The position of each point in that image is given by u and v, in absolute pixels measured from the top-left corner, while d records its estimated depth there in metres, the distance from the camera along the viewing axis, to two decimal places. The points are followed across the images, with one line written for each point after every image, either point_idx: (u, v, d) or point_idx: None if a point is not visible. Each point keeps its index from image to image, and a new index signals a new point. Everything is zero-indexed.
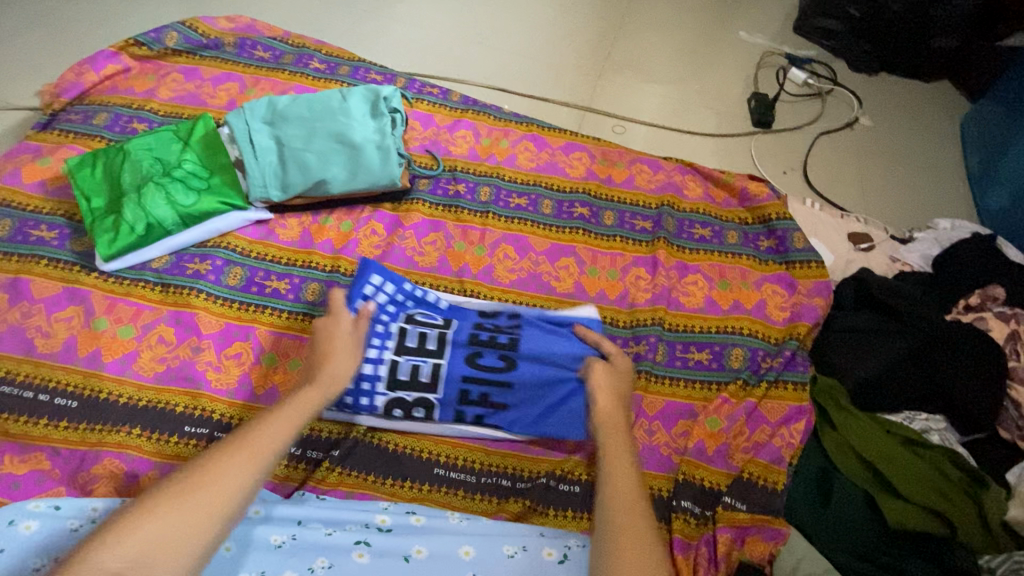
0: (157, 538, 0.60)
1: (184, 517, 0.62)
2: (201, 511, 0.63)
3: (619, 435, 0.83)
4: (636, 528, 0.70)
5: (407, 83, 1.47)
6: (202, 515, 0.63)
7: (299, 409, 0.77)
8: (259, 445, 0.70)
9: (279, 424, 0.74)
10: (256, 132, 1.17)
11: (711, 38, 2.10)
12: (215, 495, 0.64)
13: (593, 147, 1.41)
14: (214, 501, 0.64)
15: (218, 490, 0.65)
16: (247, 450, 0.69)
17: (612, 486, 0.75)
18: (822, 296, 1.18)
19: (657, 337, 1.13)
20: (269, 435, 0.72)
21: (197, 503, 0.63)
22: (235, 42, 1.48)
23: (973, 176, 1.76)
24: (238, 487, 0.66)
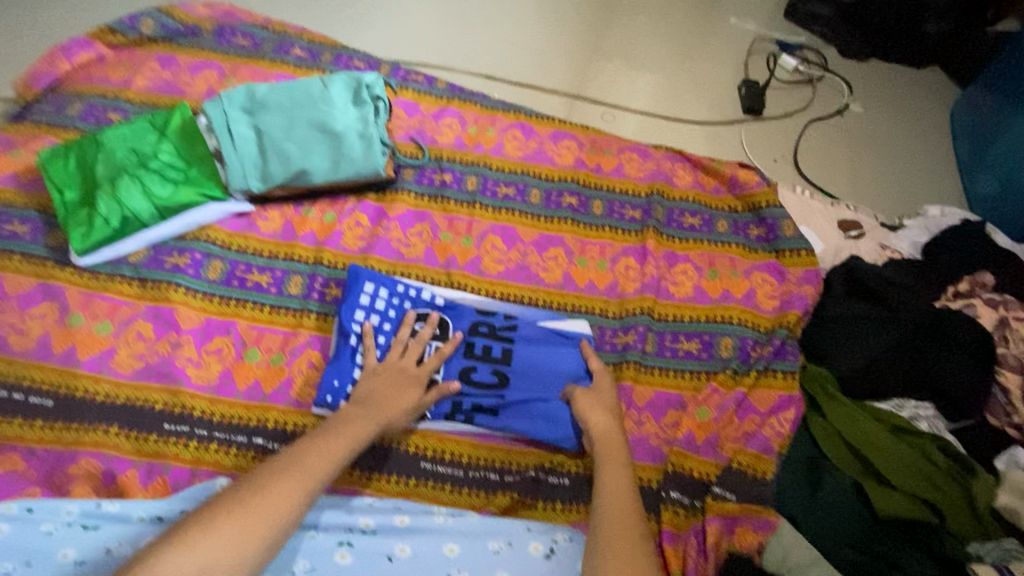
0: (211, 553, 0.62)
1: (235, 531, 0.64)
2: (251, 529, 0.65)
3: (612, 445, 0.87)
4: (633, 536, 0.74)
5: (392, 70, 1.44)
6: (254, 532, 0.65)
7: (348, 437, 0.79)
8: (310, 469, 0.73)
9: (329, 450, 0.76)
10: (234, 121, 1.13)
11: (701, 24, 2.07)
12: (265, 512, 0.67)
13: (581, 135, 1.39)
14: (265, 520, 0.66)
15: (270, 509, 0.67)
16: (301, 474, 0.72)
17: (610, 496, 0.79)
18: (812, 284, 1.17)
19: (646, 327, 1.12)
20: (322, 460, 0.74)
21: (251, 520, 0.66)
22: (214, 29, 1.44)
23: (963, 163, 1.76)
24: (287, 507, 0.68)
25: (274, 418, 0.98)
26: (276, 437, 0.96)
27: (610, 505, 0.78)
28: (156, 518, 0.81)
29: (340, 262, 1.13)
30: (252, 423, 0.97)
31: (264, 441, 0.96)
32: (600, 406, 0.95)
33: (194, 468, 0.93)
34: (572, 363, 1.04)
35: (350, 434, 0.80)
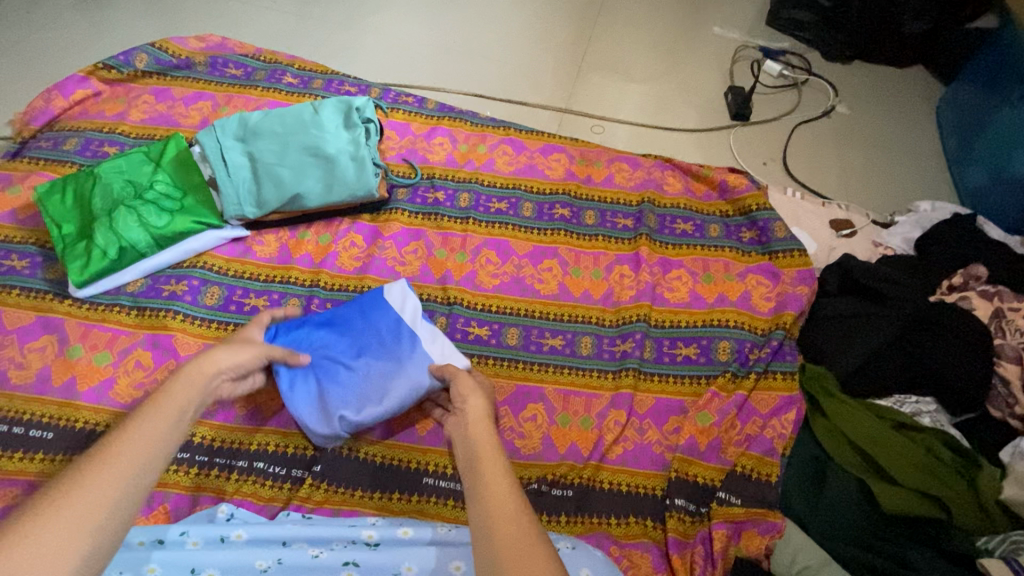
0: (67, 529, 0.53)
1: (81, 509, 0.55)
2: (112, 483, 0.57)
3: (480, 429, 0.75)
4: (500, 496, 0.63)
5: (382, 93, 1.47)
6: (115, 484, 0.58)
7: (189, 390, 0.70)
8: (150, 438, 0.63)
9: (164, 409, 0.66)
10: (228, 149, 1.15)
11: (686, 34, 2.11)
12: (124, 462, 0.59)
13: (571, 148, 1.41)
14: (101, 506, 0.56)
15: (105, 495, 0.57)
16: (162, 415, 0.65)
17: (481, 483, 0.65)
18: (806, 285, 1.17)
19: (643, 334, 1.12)
20: (172, 410, 0.67)
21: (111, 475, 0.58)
22: (206, 61, 1.47)
23: (952, 157, 1.77)
24: (149, 453, 0.62)
25: (274, 441, 0.97)
26: (276, 461, 0.96)
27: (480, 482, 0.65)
28: (158, 540, 0.79)
29: (339, 282, 1.15)
30: (253, 447, 0.96)
31: (266, 464, 0.95)
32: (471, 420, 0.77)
33: (195, 495, 0.92)
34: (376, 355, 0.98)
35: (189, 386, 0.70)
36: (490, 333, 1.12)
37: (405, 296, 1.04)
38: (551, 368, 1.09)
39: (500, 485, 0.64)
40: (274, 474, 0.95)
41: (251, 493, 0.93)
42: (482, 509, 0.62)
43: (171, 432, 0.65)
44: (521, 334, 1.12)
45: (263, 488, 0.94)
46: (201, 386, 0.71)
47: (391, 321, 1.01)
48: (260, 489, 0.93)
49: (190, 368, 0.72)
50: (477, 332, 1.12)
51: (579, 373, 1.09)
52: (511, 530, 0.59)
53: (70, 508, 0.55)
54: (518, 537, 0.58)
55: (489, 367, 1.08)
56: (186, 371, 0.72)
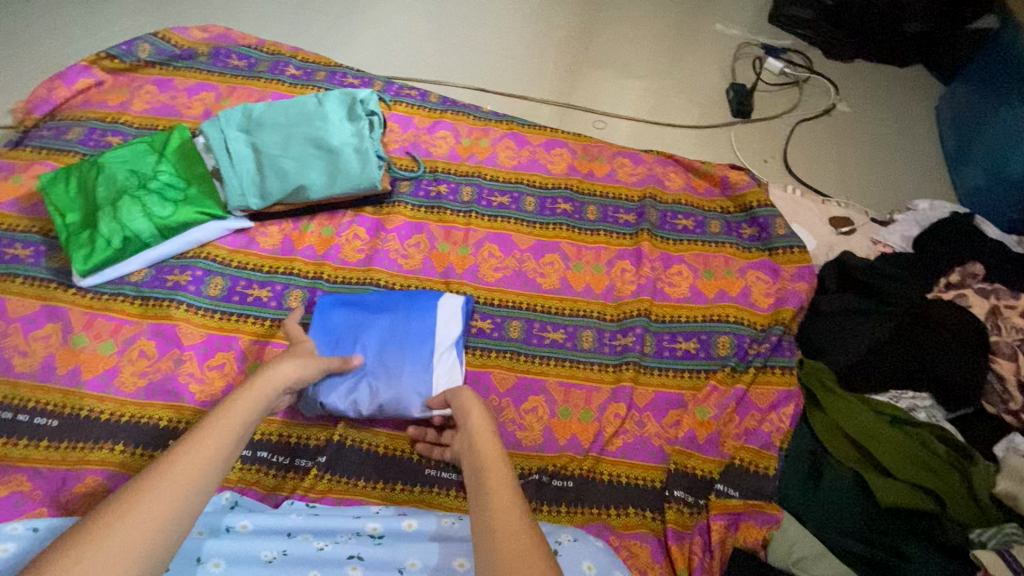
0: (138, 532, 0.59)
1: (148, 515, 0.60)
2: (175, 494, 0.63)
3: (484, 439, 0.78)
4: (504, 499, 0.67)
5: (385, 86, 1.47)
6: (179, 494, 0.63)
7: (252, 405, 0.76)
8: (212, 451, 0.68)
9: (234, 417, 0.73)
10: (232, 140, 1.15)
11: (687, 30, 2.12)
12: (189, 474, 0.65)
13: (573, 143, 1.42)
14: (174, 504, 0.62)
15: (170, 504, 0.62)
16: (222, 434, 0.71)
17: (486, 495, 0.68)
18: (805, 281, 1.19)
19: (643, 328, 1.13)
20: (228, 430, 0.72)
21: (177, 485, 0.64)
22: (209, 52, 1.47)
23: (950, 157, 1.79)
24: (209, 467, 0.67)
25: (277, 431, 0.98)
26: (280, 450, 0.97)
27: (485, 496, 0.68)
28: None
29: (342, 274, 1.16)
30: (256, 437, 0.97)
31: (269, 454, 0.96)
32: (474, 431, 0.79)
33: None
34: (390, 353, 0.99)
35: (252, 402, 0.77)
36: (492, 326, 1.13)
37: (447, 311, 1.04)
38: (552, 361, 1.10)
39: (503, 487, 0.69)
40: (277, 463, 0.96)
41: (255, 482, 0.94)
42: (484, 521, 0.64)
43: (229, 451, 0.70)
44: (523, 327, 1.13)
45: (266, 476, 0.94)
46: (261, 402, 0.77)
47: (421, 331, 1.02)
48: (264, 478, 0.94)
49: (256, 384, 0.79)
50: (480, 325, 1.13)
51: (579, 367, 1.10)
52: (514, 538, 0.61)
53: (139, 512, 0.60)
54: (519, 548, 0.60)
55: (491, 359, 1.09)
56: (250, 387, 0.78)
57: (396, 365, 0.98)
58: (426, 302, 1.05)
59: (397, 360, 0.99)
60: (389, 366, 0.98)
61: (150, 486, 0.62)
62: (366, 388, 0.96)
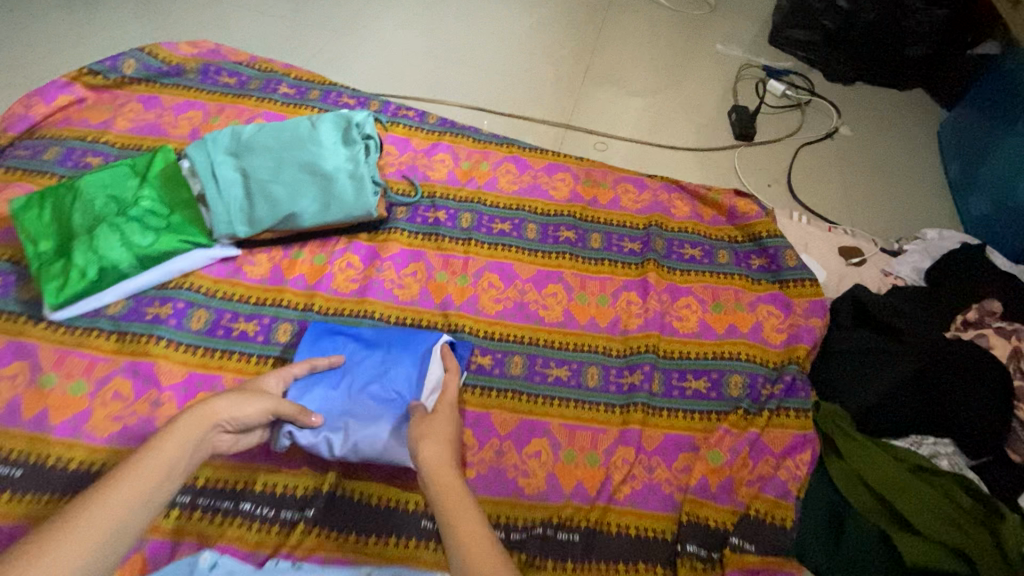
0: None
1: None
2: (75, 551, 0.56)
3: (448, 480, 0.69)
4: (483, 550, 0.60)
5: (382, 106, 1.42)
6: (78, 553, 0.56)
7: (181, 444, 0.69)
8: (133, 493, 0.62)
9: (156, 463, 0.66)
10: (219, 165, 1.09)
11: (688, 51, 2.09)
12: (94, 530, 0.58)
13: (576, 167, 1.38)
14: (71, 563, 0.56)
15: (61, 565, 0.55)
16: (139, 483, 0.64)
17: (456, 539, 0.61)
18: (819, 316, 1.14)
19: (651, 365, 1.08)
20: (147, 478, 0.64)
21: (75, 543, 0.57)
22: (198, 68, 1.42)
23: (954, 183, 1.76)
24: (116, 521, 0.60)
25: (261, 481, 0.91)
26: (265, 502, 0.90)
27: (455, 537, 0.62)
28: None
29: (334, 306, 1.09)
30: (240, 487, 0.90)
31: (253, 506, 0.89)
32: (444, 476, 0.70)
33: (176, 539, 0.86)
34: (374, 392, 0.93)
35: (186, 435, 0.70)
36: (493, 362, 1.07)
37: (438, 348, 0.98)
38: (556, 400, 1.04)
39: (478, 538, 0.62)
40: (262, 516, 0.89)
41: (237, 538, 0.87)
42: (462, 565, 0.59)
43: (147, 501, 0.63)
44: (525, 364, 1.08)
45: (249, 531, 0.87)
46: (190, 446, 0.70)
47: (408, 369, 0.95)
48: (247, 533, 0.87)
49: (189, 419, 0.72)
50: (480, 361, 1.07)
51: (585, 407, 1.04)
52: None
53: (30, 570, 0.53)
54: None
55: (492, 399, 1.03)
56: (183, 426, 0.71)
57: (378, 404, 0.92)
58: (415, 340, 0.99)
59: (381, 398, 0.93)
60: (370, 403, 0.92)
61: (47, 540, 0.56)
62: (349, 424, 0.90)
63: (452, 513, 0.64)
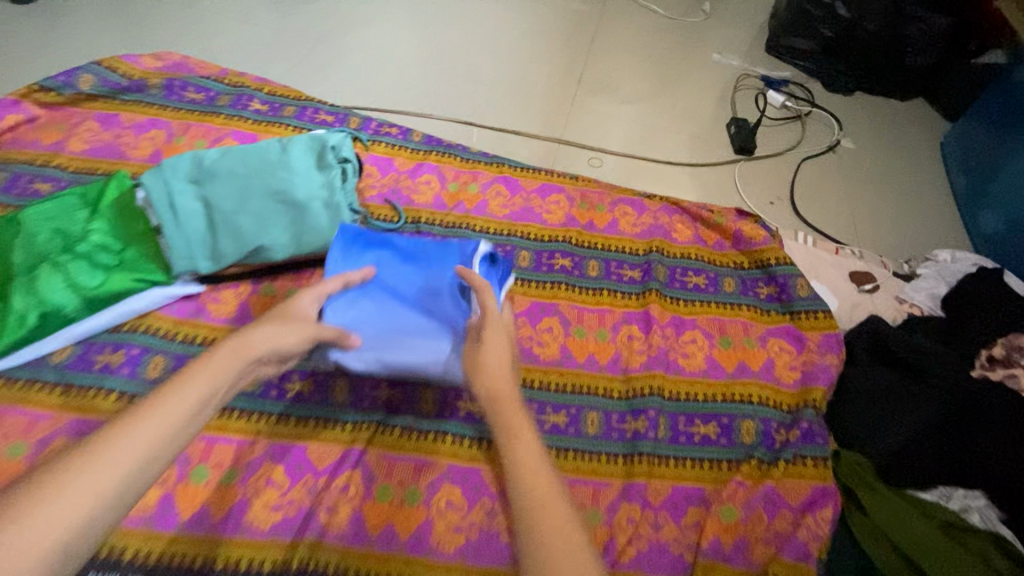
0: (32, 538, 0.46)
1: (44, 520, 0.47)
2: (90, 489, 0.50)
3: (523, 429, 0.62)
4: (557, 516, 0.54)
5: (362, 124, 1.33)
6: (91, 489, 0.50)
7: (216, 378, 0.61)
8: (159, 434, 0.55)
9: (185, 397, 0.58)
10: (178, 194, 0.98)
11: (684, 60, 2.02)
12: (109, 468, 0.51)
13: (570, 188, 1.29)
14: (84, 501, 0.49)
15: (72, 507, 0.49)
16: (163, 415, 0.56)
17: (528, 496, 0.55)
18: (835, 352, 1.06)
19: (657, 410, 1.00)
20: (171, 413, 0.57)
21: (89, 480, 0.50)
22: (162, 84, 1.31)
23: (961, 198, 1.70)
24: (135, 456, 0.53)
25: (221, 555, 0.81)
26: None
27: (526, 501, 0.55)
28: None
29: None
30: (196, 563, 0.80)
31: None
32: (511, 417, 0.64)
33: None
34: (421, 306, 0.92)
35: (222, 367, 0.63)
36: (483, 409, 0.97)
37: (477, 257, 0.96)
38: (553, 450, 0.95)
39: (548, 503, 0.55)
40: None
41: None
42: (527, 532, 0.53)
43: (174, 437, 0.56)
44: None
45: None
46: (225, 377, 0.62)
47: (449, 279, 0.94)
48: None
49: (226, 351, 0.64)
50: (468, 408, 0.97)
51: (585, 457, 0.95)
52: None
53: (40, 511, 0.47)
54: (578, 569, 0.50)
55: (483, 452, 0.93)
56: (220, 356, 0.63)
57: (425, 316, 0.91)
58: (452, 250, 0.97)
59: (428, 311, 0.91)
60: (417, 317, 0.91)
61: (62, 477, 0.50)
62: (399, 339, 0.88)
63: (523, 473, 0.57)
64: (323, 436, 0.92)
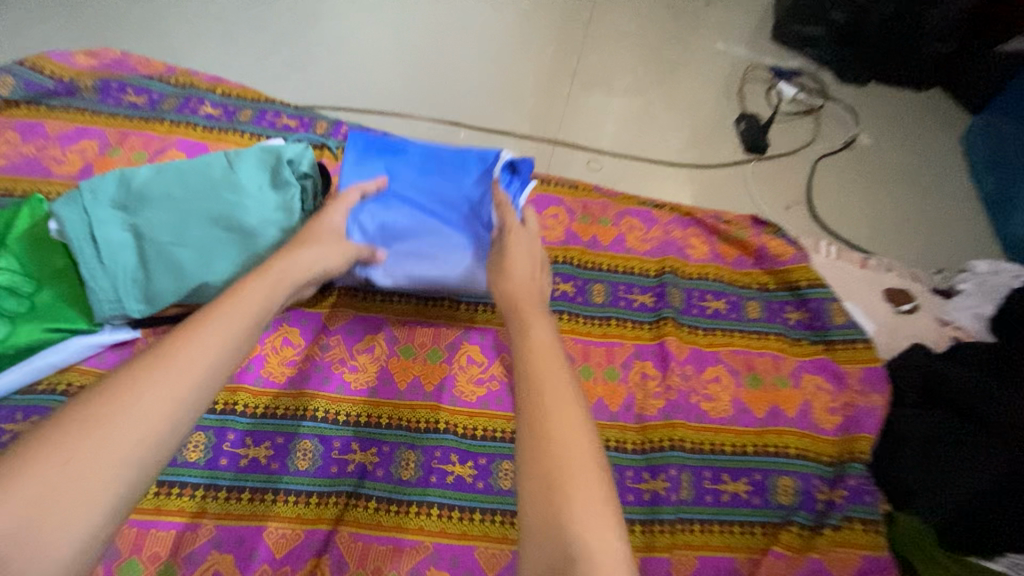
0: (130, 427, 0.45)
1: (140, 406, 0.46)
2: (185, 373, 0.49)
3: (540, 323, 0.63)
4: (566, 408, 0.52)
5: (331, 128, 1.16)
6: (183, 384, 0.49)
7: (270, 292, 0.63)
8: (156, 407, 0.47)
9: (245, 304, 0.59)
10: (101, 224, 0.82)
11: (687, 48, 1.85)
12: (201, 353, 0.51)
13: (570, 199, 1.14)
14: (182, 387, 0.49)
15: (169, 392, 0.48)
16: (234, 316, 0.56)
17: (538, 382, 0.54)
18: (877, 392, 0.93)
19: (679, 466, 0.85)
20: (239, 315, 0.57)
21: (181, 367, 0.50)
22: (95, 85, 1.13)
23: (991, 200, 1.56)
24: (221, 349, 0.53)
25: None
26: None
27: (537, 390, 0.53)
28: None
29: (265, 404, 0.84)
30: None
31: None
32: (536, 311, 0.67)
33: None
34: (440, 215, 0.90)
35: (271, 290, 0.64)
36: (475, 473, 0.83)
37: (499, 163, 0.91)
38: None
39: (563, 390, 0.53)
40: None
41: None
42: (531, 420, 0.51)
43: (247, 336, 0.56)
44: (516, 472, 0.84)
45: None
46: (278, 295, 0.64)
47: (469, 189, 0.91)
48: None
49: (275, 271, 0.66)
50: (458, 472, 0.83)
51: None
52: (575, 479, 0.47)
53: (133, 399, 0.46)
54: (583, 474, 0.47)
55: (475, 527, 0.80)
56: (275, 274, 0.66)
57: (446, 228, 0.90)
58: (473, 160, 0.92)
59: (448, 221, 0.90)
60: (436, 228, 0.90)
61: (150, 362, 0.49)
62: (420, 251, 0.89)
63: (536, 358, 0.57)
64: (284, 514, 0.77)
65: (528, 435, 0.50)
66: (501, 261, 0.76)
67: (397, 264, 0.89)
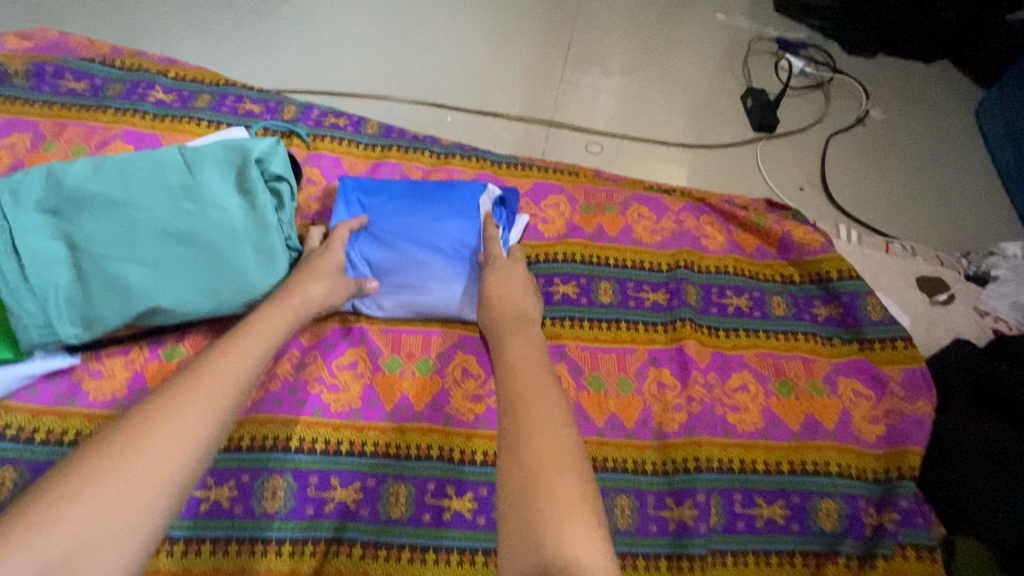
0: (159, 455, 0.44)
1: (166, 434, 0.46)
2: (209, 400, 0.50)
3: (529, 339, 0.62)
4: (546, 405, 0.49)
5: (300, 113, 1.03)
6: (206, 409, 0.49)
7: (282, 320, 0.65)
8: (183, 428, 0.47)
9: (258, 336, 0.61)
10: (26, 233, 0.70)
11: (689, 17, 1.71)
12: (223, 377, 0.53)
13: (571, 187, 1.02)
14: (205, 414, 0.49)
15: (192, 420, 0.48)
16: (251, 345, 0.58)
17: (516, 400, 0.50)
18: (924, 397, 0.83)
19: (707, 490, 0.76)
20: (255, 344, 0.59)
21: (207, 390, 0.51)
22: (25, 69, 0.98)
23: (1011, 177, 1.46)
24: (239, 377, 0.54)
25: None
26: None
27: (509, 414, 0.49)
28: None
29: (228, 435, 0.73)
30: None
31: None
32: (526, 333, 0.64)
33: None
34: (432, 243, 0.85)
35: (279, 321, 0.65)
36: (476, 507, 0.73)
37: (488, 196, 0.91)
38: None
39: (544, 400, 0.50)
40: None
41: None
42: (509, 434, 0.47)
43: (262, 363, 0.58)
44: None
45: None
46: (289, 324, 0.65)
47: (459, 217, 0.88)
48: None
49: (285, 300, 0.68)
50: (457, 507, 0.72)
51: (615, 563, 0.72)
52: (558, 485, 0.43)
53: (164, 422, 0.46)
54: (563, 477, 0.43)
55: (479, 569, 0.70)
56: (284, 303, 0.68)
57: (438, 257, 0.84)
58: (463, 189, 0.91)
59: (439, 249, 0.85)
60: (428, 257, 0.84)
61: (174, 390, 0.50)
62: (413, 281, 0.83)
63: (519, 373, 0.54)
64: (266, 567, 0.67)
65: (502, 454, 0.46)
66: (494, 288, 0.74)
67: (388, 294, 0.83)
